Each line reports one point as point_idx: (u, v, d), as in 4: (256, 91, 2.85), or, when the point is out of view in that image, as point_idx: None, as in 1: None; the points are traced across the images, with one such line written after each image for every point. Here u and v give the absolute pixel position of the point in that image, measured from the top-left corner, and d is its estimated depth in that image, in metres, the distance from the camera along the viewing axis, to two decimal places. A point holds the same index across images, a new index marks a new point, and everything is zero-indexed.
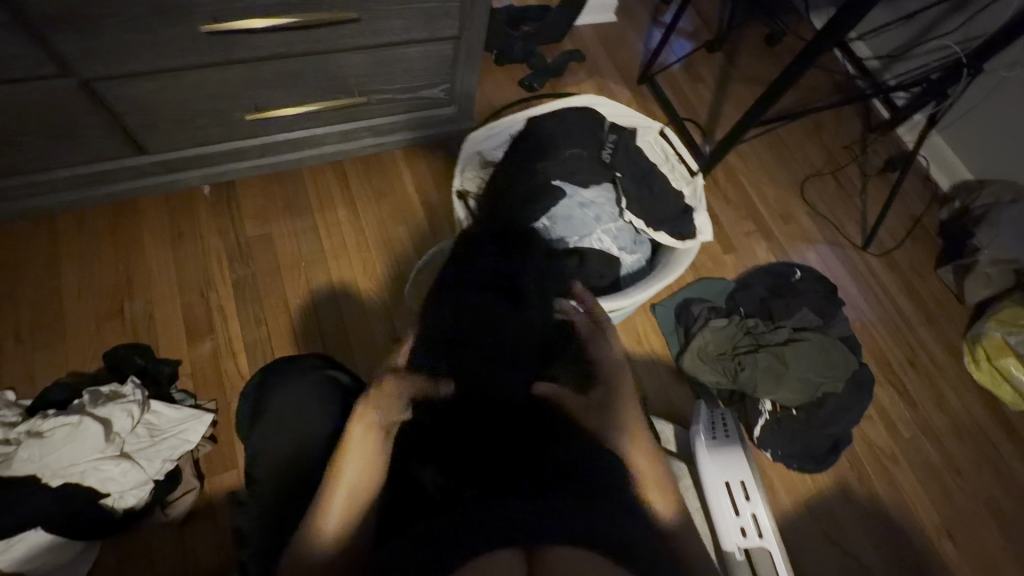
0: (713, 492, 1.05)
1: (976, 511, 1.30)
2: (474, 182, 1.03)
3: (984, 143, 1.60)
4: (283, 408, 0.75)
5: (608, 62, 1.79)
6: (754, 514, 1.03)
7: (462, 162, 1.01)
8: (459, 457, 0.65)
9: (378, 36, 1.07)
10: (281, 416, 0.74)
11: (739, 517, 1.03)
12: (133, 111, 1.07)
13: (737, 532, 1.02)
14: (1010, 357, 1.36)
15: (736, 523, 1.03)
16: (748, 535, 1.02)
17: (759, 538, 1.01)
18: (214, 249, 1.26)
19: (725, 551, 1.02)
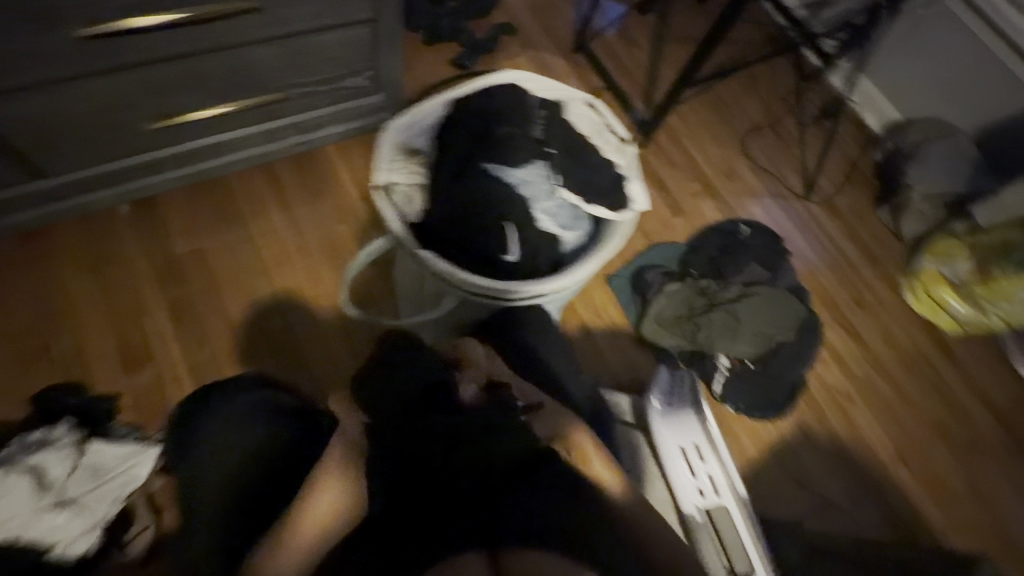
0: (669, 457, 1.09)
1: (924, 434, 1.38)
2: (403, 172, 0.95)
3: (908, 82, 1.65)
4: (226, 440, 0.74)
5: (541, 32, 1.74)
6: (709, 474, 1.08)
7: (385, 153, 0.93)
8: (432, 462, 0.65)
9: (285, 24, 1.01)
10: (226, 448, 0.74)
11: (696, 478, 1.07)
12: (23, 131, 0.98)
13: (695, 493, 1.06)
14: (945, 286, 1.43)
15: (694, 484, 1.07)
16: (706, 496, 1.06)
17: (717, 497, 1.06)
18: (142, 271, 1.18)
19: (686, 514, 1.04)
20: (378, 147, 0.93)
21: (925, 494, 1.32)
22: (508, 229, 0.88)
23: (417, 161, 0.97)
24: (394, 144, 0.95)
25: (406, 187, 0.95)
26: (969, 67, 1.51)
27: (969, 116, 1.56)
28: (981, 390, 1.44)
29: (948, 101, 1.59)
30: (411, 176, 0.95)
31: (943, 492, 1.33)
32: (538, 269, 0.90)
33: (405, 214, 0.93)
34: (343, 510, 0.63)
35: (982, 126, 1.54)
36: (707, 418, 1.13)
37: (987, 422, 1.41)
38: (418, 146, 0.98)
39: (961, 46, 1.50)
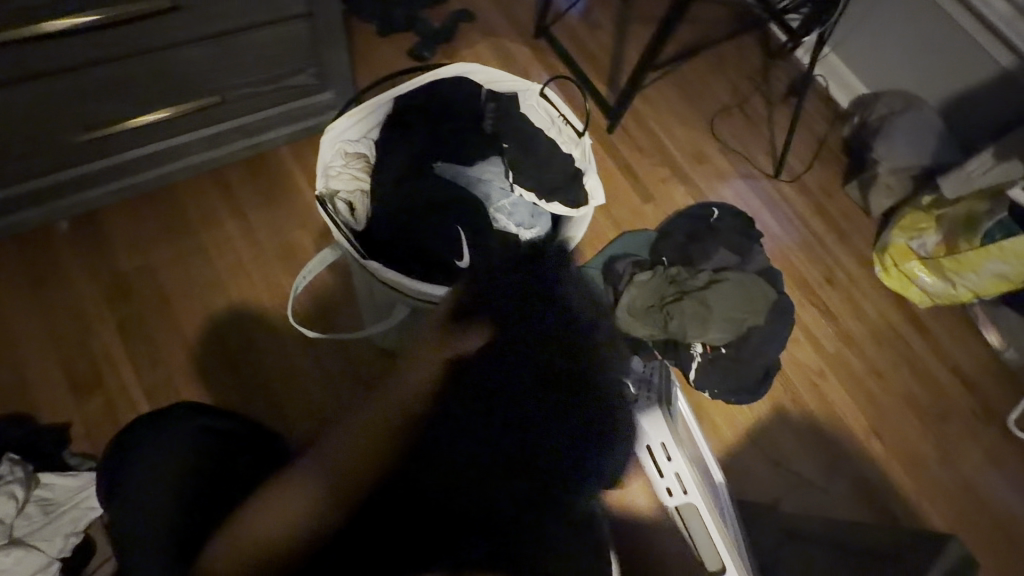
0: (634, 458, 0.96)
1: (897, 407, 1.39)
2: (346, 178, 0.90)
3: (873, 55, 1.63)
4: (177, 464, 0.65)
5: (501, 18, 1.68)
6: (677, 473, 0.95)
7: (323, 161, 0.88)
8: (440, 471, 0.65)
9: (212, 21, 0.96)
10: (176, 470, 0.64)
11: (662, 479, 0.95)
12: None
13: (663, 491, 0.96)
14: (914, 260, 1.43)
15: (660, 484, 0.96)
16: (673, 494, 0.95)
17: (685, 495, 0.94)
18: (87, 292, 1.11)
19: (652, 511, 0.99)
20: (318, 152, 0.87)
21: (899, 466, 1.34)
22: (460, 230, 0.87)
23: (360, 165, 0.92)
24: (332, 149, 0.89)
25: (348, 194, 0.90)
26: (930, 36, 1.50)
27: (932, 86, 1.55)
28: (951, 360, 1.46)
29: (912, 73, 1.57)
30: (354, 182, 0.91)
31: (916, 464, 1.34)
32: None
33: (350, 223, 0.89)
34: (324, 501, 0.63)
35: (945, 96, 1.54)
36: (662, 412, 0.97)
37: (958, 391, 1.43)
38: (359, 148, 0.93)
39: (921, 14, 1.49)
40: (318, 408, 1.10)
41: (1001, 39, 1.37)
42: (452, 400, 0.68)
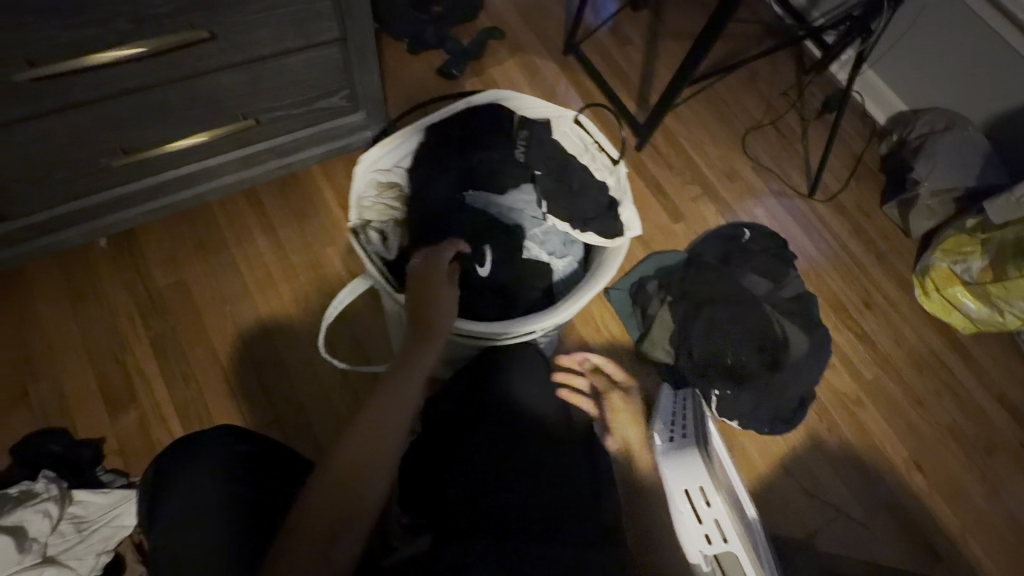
0: (670, 500, 0.91)
1: (940, 437, 1.33)
2: (377, 209, 0.93)
3: (913, 74, 1.58)
4: (205, 500, 0.70)
5: (530, 35, 1.68)
6: (717, 521, 0.87)
7: (357, 194, 0.90)
8: (472, 491, 0.80)
9: (247, 49, 0.97)
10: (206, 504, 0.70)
11: (701, 524, 0.89)
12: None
13: (702, 538, 0.90)
14: (958, 285, 1.37)
15: (699, 531, 0.89)
16: (713, 543, 0.89)
17: (725, 544, 0.88)
18: (123, 308, 1.13)
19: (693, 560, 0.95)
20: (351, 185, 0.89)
21: (942, 500, 1.27)
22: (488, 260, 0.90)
23: (391, 195, 0.94)
24: (366, 181, 0.91)
25: (380, 225, 0.93)
26: (976, 55, 1.44)
27: (979, 105, 1.49)
28: (997, 389, 1.39)
29: (956, 92, 1.52)
30: (385, 213, 0.93)
31: (962, 499, 1.28)
32: (526, 301, 0.91)
33: (382, 252, 0.91)
34: (366, 480, 0.65)
35: (991, 116, 1.48)
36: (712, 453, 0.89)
37: (1005, 422, 1.36)
38: (390, 179, 0.95)
39: (967, 34, 1.43)
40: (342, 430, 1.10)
41: None
42: (507, 428, 0.86)
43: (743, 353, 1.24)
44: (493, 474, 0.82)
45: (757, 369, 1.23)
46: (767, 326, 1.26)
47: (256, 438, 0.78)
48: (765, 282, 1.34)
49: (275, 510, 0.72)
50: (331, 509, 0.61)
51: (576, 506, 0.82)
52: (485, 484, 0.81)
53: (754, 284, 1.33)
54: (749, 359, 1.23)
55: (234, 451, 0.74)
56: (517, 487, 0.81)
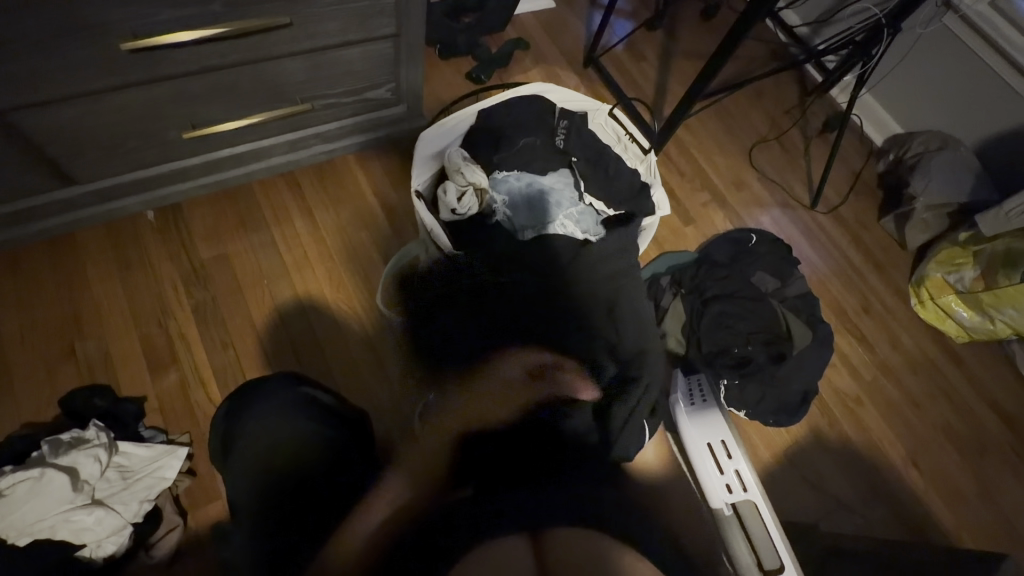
0: (696, 454, 1.03)
1: (935, 437, 1.39)
2: (456, 170, 0.99)
3: (908, 98, 1.70)
4: (255, 435, 0.77)
5: (553, 47, 1.79)
6: (737, 471, 1.00)
7: (431, 162, 1.05)
8: (505, 466, 0.68)
9: (313, 39, 1.06)
10: (257, 441, 0.77)
11: (723, 474, 0.99)
12: (45, 140, 1.00)
13: (723, 490, 0.98)
14: (950, 294, 1.46)
15: (721, 480, 0.99)
16: (734, 491, 0.97)
17: (745, 492, 0.97)
18: (168, 276, 1.20)
19: (713, 510, 0.96)
20: (426, 153, 1.04)
21: (938, 497, 1.33)
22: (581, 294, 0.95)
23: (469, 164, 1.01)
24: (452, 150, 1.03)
25: (457, 186, 0.99)
26: (968, 83, 1.56)
27: (971, 130, 1.60)
28: (988, 394, 1.46)
29: (947, 116, 1.63)
30: (465, 176, 0.98)
31: (957, 497, 1.33)
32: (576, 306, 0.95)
33: (449, 208, 0.98)
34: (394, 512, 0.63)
35: (981, 139, 1.59)
36: (729, 417, 1.09)
37: (996, 425, 1.43)
38: (455, 164, 0.99)
39: (959, 63, 1.55)
40: (370, 390, 1.16)
41: None
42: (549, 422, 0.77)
43: (751, 339, 1.31)
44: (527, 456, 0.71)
45: (764, 362, 1.28)
46: (772, 320, 1.33)
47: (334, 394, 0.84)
48: (771, 276, 1.42)
49: (320, 468, 0.75)
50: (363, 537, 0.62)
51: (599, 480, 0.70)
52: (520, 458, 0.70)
53: (756, 278, 1.42)
54: (757, 347, 1.30)
55: (308, 396, 0.81)
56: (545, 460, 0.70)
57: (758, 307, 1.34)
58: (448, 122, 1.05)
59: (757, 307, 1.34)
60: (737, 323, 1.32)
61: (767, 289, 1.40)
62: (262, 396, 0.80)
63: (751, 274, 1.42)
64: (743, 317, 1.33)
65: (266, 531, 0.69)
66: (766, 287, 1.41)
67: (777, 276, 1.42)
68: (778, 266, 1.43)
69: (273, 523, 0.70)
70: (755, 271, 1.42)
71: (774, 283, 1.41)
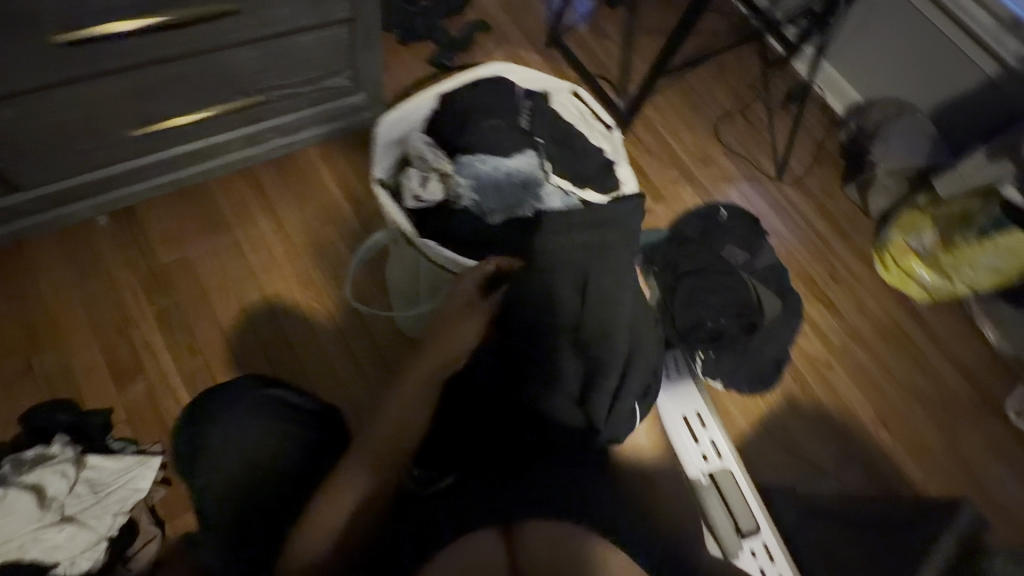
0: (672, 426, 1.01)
1: (902, 396, 1.45)
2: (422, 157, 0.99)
3: (868, 67, 1.72)
4: (223, 442, 0.75)
5: (515, 28, 1.76)
6: (712, 440, 1.02)
7: (395, 147, 1.03)
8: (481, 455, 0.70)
9: (264, 26, 1.02)
10: (227, 450, 0.75)
11: (699, 443, 1.01)
12: None
13: (699, 458, 0.99)
14: (912, 256, 1.49)
15: (697, 450, 0.99)
16: (710, 459, 0.99)
17: (720, 460, 0.99)
18: (128, 283, 1.16)
19: (692, 479, 0.95)
20: (386, 140, 1.01)
21: (905, 452, 1.39)
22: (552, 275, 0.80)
23: (433, 149, 1.00)
24: (416, 137, 1.02)
25: (422, 170, 0.98)
26: (924, 48, 1.58)
27: (927, 95, 1.63)
28: (951, 353, 1.51)
29: (905, 83, 1.67)
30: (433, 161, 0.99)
31: (924, 451, 1.39)
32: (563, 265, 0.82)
33: (416, 194, 0.96)
34: (355, 516, 0.67)
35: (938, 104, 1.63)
36: (700, 389, 1.11)
37: (959, 381, 1.48)
38: (417, 149, 0.99)
39: (914, 29, 1.58)
40: (346, 383, 1.15)
41: (988, 50, 1.47)
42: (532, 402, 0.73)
43: (725, 311, 1.32)
44: (509, 446, 0.70)
45: (737, 334, 1.31)
46: (744, 291, 1.34)
47: (301, 394, 0.82)
48: (745, 247, 1.45)
49: (293, 473, 0.74)
50: (319, 547, 0.64)
51: (580, 463, 0.69)
52: (505, 450, 0.70)
53: (726, 252, 1.44)
54: (730, 319, 1.31)
55: (281, 399, 0.79)
56: (528, 451, 0.70)
57: (730, 280, 1.35)
58: (406, 105, 1.02)
59: (730, 279, 1.35)
60: (710, 297, 1.33)
61: (738, 262, 1.42)
62: (231, 401, 0.78)
63: (720, 247, 1.45)
64: (716, 292, 1.34)
65: (242, 539, 0.69)
66: (738, 259, 1.43)
67: (744, 249, 1.45)
68: (749, 237, 1.46)
69: (250, 530, 0.69)
70: (722, 246, 1.45)
71: (744, 256, 1.43)
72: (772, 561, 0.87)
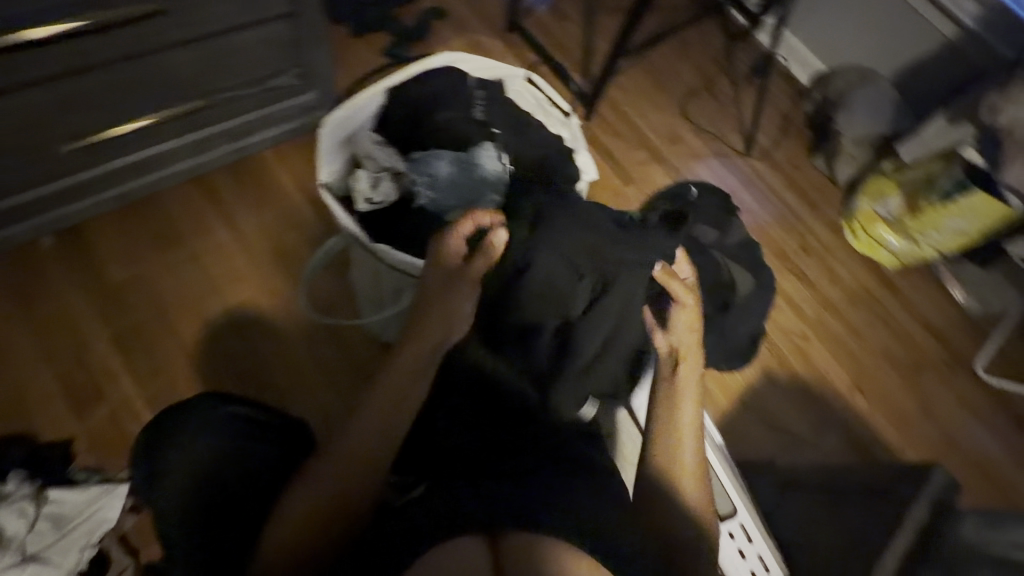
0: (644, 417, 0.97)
1: (876, 362, 1.47)
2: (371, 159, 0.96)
3: (829, 35, 1.71)
4: (174, 462, 0.66)
5: (472, 14, 1.71)
6: None
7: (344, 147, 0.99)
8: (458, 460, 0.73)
9: (198, 24, 0.97)
10: (179, 470, 0.66)
11: None
12: None
13: None
14: (879, 224, 1.50)
15: None
16: None
17: None
18: (79, 305, 1.10)
19: None
20: (334, 141, 0.97)
21: (880, 416, 1.41)
22: (536, 254, 0.80)
23: (382, 149, 0.97)
24: (365, 137, 0.99)
25: (372, 173, 0.95)
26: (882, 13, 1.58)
27: (887, 61, 1.63)
28: (921, 316, 1.53)
29: (866, 50, 1.66)
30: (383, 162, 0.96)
31: (898, 414, 1.42)
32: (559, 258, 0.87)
33: (366, 196, 0.94)
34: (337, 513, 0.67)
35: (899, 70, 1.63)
36: None
37: (930, 342, 1.51)
38: (365, 149, 0.96)
39: None
40: (319, 388, 1.12)
41: (944, 13, 1.47)
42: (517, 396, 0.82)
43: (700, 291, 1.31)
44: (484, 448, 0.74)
45: (712, 313, 1.30)
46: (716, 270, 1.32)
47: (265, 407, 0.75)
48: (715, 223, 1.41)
49: (259, 482, 0.70)
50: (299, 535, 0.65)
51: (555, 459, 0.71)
52: (482, 455, 0.73)
53: (698, 231, 1.39)
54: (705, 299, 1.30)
55: (236, 412, 0.71)
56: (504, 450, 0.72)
57: (703, 260, 1.32)
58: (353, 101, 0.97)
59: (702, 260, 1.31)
60: None
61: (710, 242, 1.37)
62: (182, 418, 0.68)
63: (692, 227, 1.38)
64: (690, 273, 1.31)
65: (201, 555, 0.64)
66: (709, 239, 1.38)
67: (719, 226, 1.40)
68: (720, 214, 1.42)
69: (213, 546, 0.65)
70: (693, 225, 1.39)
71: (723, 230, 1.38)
72: (750, 541, 0.90)
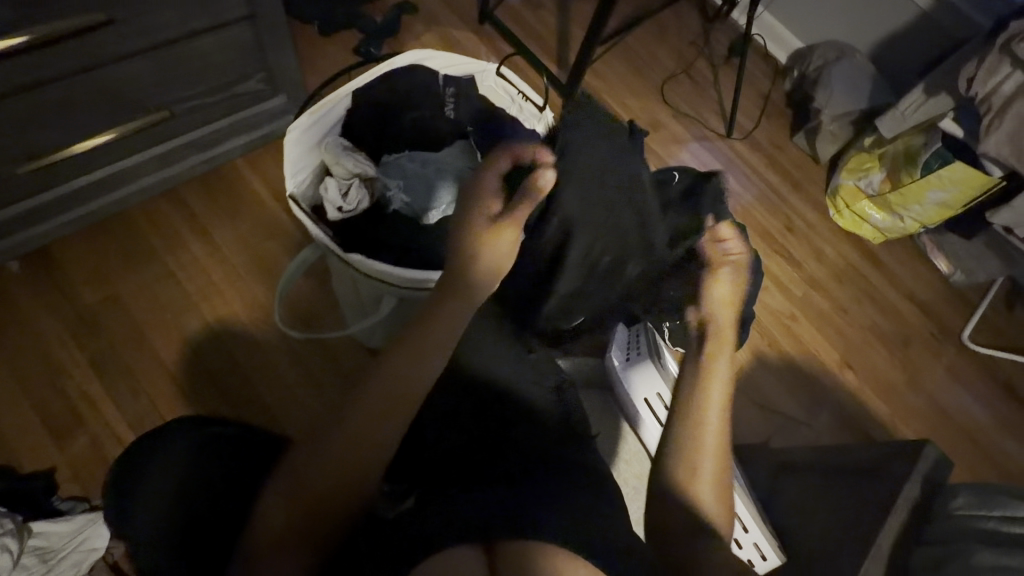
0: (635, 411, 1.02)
1: (864, 338, 1.48)
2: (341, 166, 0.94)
3: (804, 12, 1.69)
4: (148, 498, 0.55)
5: (442, 6, 1.66)
6: None
7: (312, 155, 0.96)
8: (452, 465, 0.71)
9: (151, 33, 0.92)
10: (154, 507, 0.55)
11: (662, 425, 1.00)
12: None
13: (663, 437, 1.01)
14: (864, 200, 1.51)
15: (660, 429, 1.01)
16: None
17: None
18: (51, 331, 1.07)
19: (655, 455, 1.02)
20: (300, 151, 0.94)
21: (871, 390, 1.42)
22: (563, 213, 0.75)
23: (350, 156, 0.95)
24: (332, 143, 0.96)
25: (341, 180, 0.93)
26: None
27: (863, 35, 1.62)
28: (906, 289, 1.54)
29: (841, 25, 1.65)
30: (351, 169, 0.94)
31: (887, 387, 1.43)
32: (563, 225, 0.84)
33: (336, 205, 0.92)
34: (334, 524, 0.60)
35: (874, 43, 1.62)
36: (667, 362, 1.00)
37: (916, 314, 1.52)
38: (333, 155, 0.94)
39: None
40: (307, 399, 1.10)
41: None
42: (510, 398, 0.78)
43: None
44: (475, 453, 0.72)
45: None
46: None
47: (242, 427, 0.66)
48: None
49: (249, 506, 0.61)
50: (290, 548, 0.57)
51: (545, 460, 0.70)
52: (474, 459, 0.71)
53: None
54: None
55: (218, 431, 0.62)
56: (493, 455, 0.71)
57: None
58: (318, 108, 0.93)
59: None
60: None
61: None
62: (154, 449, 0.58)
63: None
64: None
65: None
66: None
67: None
68: None
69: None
70: None
71: None
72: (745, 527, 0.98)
